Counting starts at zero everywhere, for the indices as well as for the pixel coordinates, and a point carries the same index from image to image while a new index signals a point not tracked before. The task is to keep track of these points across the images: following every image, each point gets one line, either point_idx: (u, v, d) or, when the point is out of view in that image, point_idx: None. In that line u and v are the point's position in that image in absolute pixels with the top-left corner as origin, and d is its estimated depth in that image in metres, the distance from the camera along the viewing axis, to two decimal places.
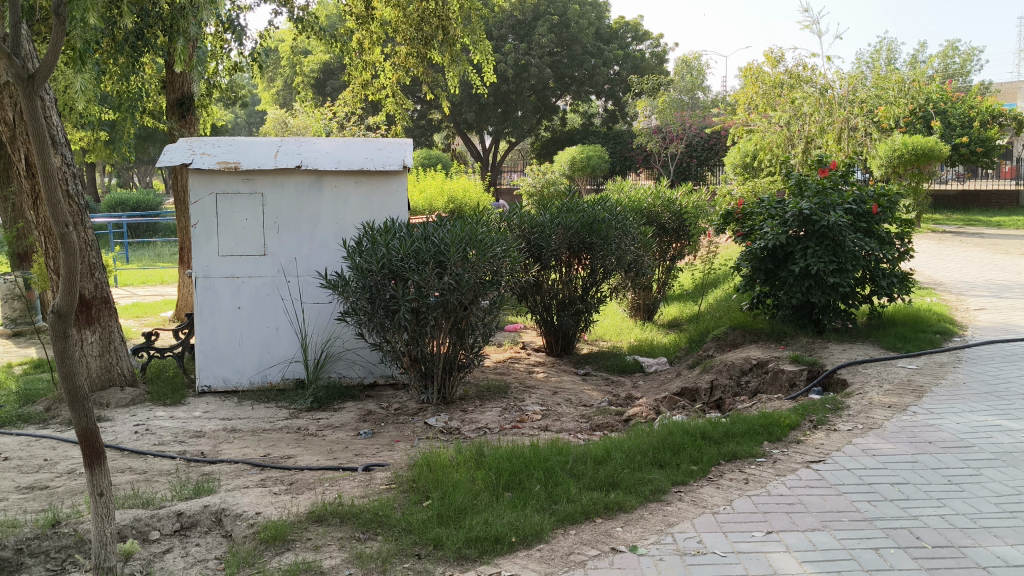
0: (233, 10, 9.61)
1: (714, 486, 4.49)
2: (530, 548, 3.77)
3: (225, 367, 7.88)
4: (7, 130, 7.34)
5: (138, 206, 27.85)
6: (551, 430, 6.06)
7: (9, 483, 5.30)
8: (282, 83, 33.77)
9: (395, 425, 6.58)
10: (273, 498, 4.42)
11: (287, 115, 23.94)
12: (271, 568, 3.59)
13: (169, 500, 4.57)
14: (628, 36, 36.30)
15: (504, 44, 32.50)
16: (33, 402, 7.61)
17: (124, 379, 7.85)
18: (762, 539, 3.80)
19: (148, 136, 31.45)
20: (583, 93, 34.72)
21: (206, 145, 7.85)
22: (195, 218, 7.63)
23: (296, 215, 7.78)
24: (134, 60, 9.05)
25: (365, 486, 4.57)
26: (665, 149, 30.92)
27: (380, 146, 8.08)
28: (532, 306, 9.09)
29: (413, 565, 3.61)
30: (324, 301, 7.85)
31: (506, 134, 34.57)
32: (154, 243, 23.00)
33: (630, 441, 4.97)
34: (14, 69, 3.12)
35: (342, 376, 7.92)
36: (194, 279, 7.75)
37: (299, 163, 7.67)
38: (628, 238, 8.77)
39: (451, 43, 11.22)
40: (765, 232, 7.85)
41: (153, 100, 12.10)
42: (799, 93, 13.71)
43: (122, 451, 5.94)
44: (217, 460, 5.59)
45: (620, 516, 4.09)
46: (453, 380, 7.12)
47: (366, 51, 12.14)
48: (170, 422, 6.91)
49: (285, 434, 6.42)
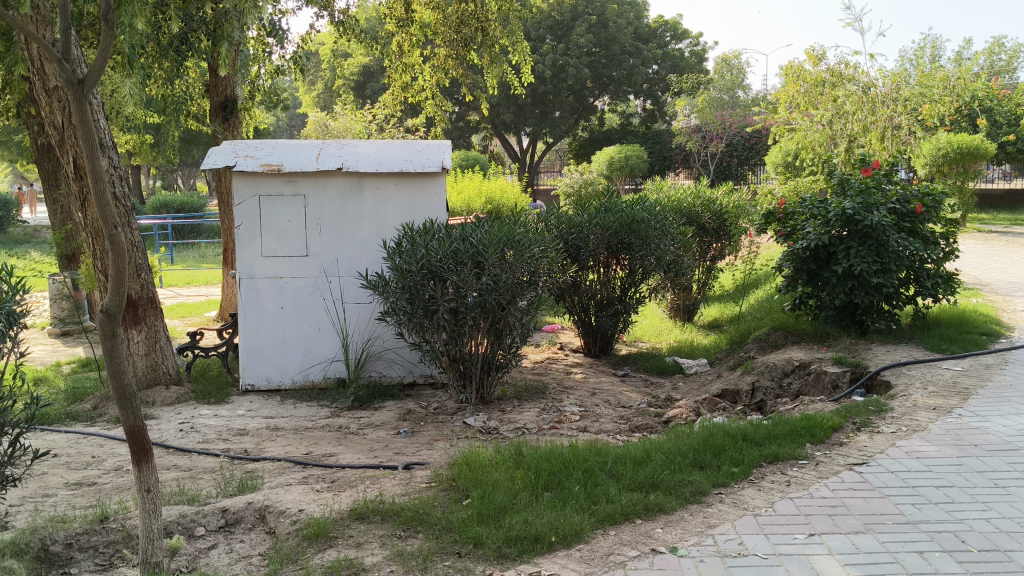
0: (274, 14, 9.70)
1: (755, 488, 4.46)
2: (569, 548, 3.76)
3: (268, 366, 7.97)
4: (56, 134, 7.50)
5: (182, 208, 28.33)
6: (589, 431, 6.06)
7: (58, 479, 5.41)
8: (322, 86, 34.13)
9: (434, 425, 6.61)
10: (315, 495, 4.47)
11: (327, 118, 24.20)
12: (314, 565, 3.63)
13: (214, 497, 4.64)
14: (667, 35, 36.12)
15: (542, 45, 32.53)
16: (81, 400, 7.77)
17: (169, 378, 7.98)
18: (804, 541, 3.76)
19: (192, 140, 32.00)
20: (621, 93, 34.58)
21: (249, 148, 7.95)
22: (239, 220, 7.74)
23: (337, 216, 7.86)
24: (178, 64, 9.16)
25: (405, 485, 4.60)
26: (704, 148, 30.78)
27: (419, 148, 8.12)
28: (569, 307, 9.08)
29: (453, 564, 3.63)
30: (365, 301, 7.91)
31: (544, 134, 34.60)
32: (198, 244, 23.39)
33: (671, 442, 4.95)
34: (64, 73, 3.18)
35: (382, 375, 7.98)
36: (238, 279, 7.85)
37: (340, 165, 7.74)
38: (667, 238, 8.71)
39: (490, 44, 11.29)
40: (807, 232, 7.76)
41: (197, 103, 12.30)
42: (841, 92, 13.55)
43: (168, 449, 6.04)
44: (260, 458, 5.66)
45: (659, 518, 4.08)
46: (491, 380, 7.12)
47: (405, 53, 12.24)
48: (214, 420, 7.02)
49: (326, 432, 6.48)
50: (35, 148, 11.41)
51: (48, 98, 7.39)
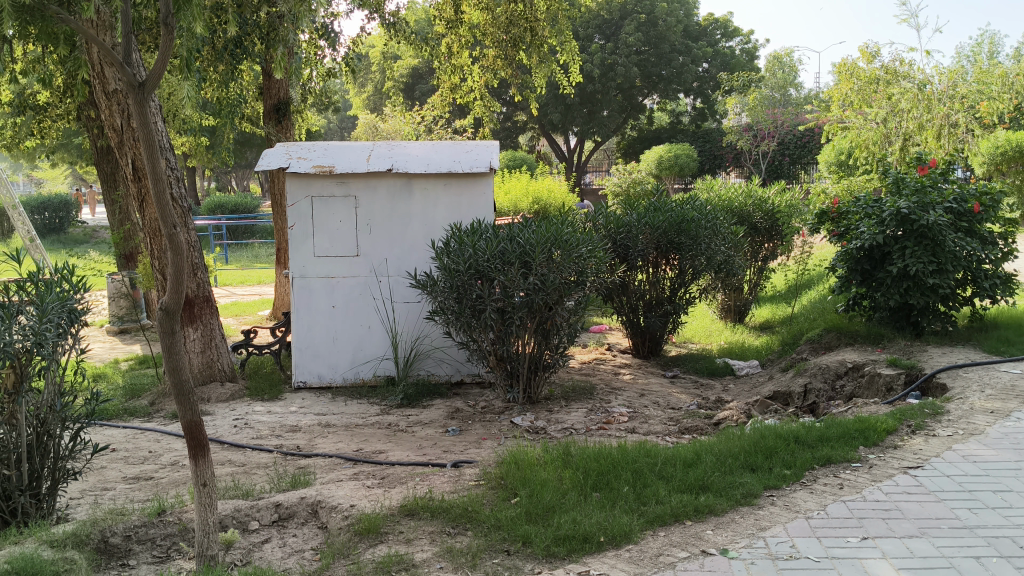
0: (326, 17, 9.80)
1: (807, 490, 4.40)
2: (618, 548, 3.75)
3: (320, 364, 8.08)
4: (115, 136, 7.67)
5: (236, 208, 28.84)
6: (637, 432, 6.03)
7: (117, 473, 5.54)
8: (372, 88, 34.50)
9: (482, 424, 6.61)
10: (366, 491, 4.52)
11: (378, 119, 24.43)
12: (365, 560, 3.67)
13: (267, 492, 4.71)
14: (717, 33, 35.85)
15: (590, 44, 32.48)
16: (138, 395, 7.96)
17: (224, 374, 8.14)
18: (857, 545, 3.70)
19: (246, 142, 32.56)
20: (670, 92, 34.27)
21: (302, 150, 8.08)
22: (292, 220, 7.86)
23: (387, 217, 7.93)
24: (232, 67, 9.30)
25: (454, 482, 4.63)
26: (755, 146, 30.57)
27: (468, 149, 8.16)
28: (618, 307, 9.05)
29: (502, 562, 3.64)
30: (413, 300, 7.97)
31: (592, 134, 34.51)
32: (251, 244, 23.81)
33: (721, 444, 4.90)
34: (127, 77, 3.27)
35: (430, 374, 8.04)
36: (291, 279, 7.97)
37: (389, 166, 7.80)
38: (718, 237, 8.63)
39: (539, 44, 11.29)
40: (861, 232, 7.64)
41: (251, 106, 12.51)
42: (896, 89, 13.31)
43: (222, 445, 6.15)
44: (312, 455, 5.74)
45: (710, 520, 4.05)
46: (538, 380, 7.11)
47: (454, 55, 12.29)
48: (267, 416, 7.13)
49: (376, 430, 6.54)
50: (94, 151, 11.68)
51: (108, 101, 7.55)
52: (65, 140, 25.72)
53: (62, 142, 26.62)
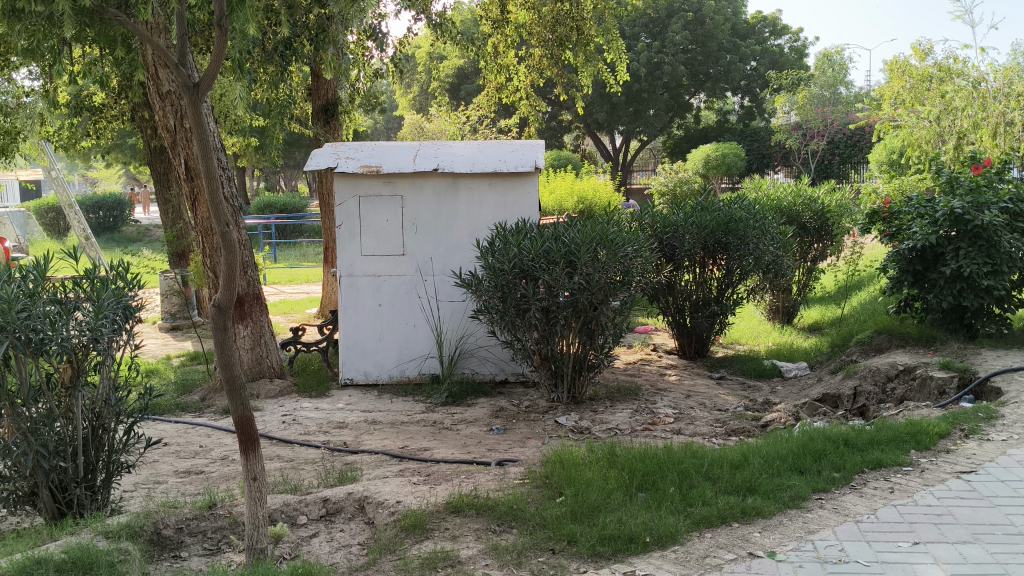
0: (374, 18, 9.87)
1: (857, 494, 4.34)
2: (665, 549, 3.74)
3: (366, 361, 8.16)
4: (168, 137, 7.82)
5: (284, 208, 29.21)
6: (684, 434, 5.99)
7: (169, 467, 5.66)
8: (418, 89, 34.66)
9: (526, 424, 6.61)
10: (412, 488, 4.56)
11: (423, 120, 24.60)
12: (411, 555, 3.70)
13: (315, 487, 4.78)
14: (765, 31, 35.51)
15: (637, 44, 32.33)
16: (190, 391, 8.11)
17: (273, 371, 8.26)
18: (908, 550, 3.65)
19: (295, 142, 32.98)
20: (718, 91, 33.63)
21: (350, 150, 8.18)
22: (340, 220, 7.95)
23: (433, 216, 7.98)
24: (282, 68, 9.41)
25: (499, 481, 4.65)
26: (804, 146, 30.24)
27: (513, 149, 8.17)
28: (664, 307, 9.03)
29: (548, 560, 3.65)
30: (458, 299, 8.01)
31: (637, 133, 34.37)
32: (300, 244, 24.14)
33: (769, 446, 4.85)
34: (182, 78, 3.35)
35: (474, 373, 8.07)
36: (339, 277, 8.05)
37: (435, 166, 7.85)
38: (766, 237, 8.53)
39: (585, 43, 11.27)
40: (913, 232, 7.50)
41: (300, 107, 12.66)
42: (949, 87, 13.09)
43: (271, 441, 6.25)
44: (359, 451, 5.80)
45: (758, 522, 4.01)
46: (583, 379, 7.10)
47: (500, 54, 12.27)
48: (315, 413, 7.23)
49: (421, 428, 6.59)
50: (148, 151, 11.91)
51: (161, 103, 7.74)
52: (119, 141, 26.28)
53: (116, 142, 27.22)
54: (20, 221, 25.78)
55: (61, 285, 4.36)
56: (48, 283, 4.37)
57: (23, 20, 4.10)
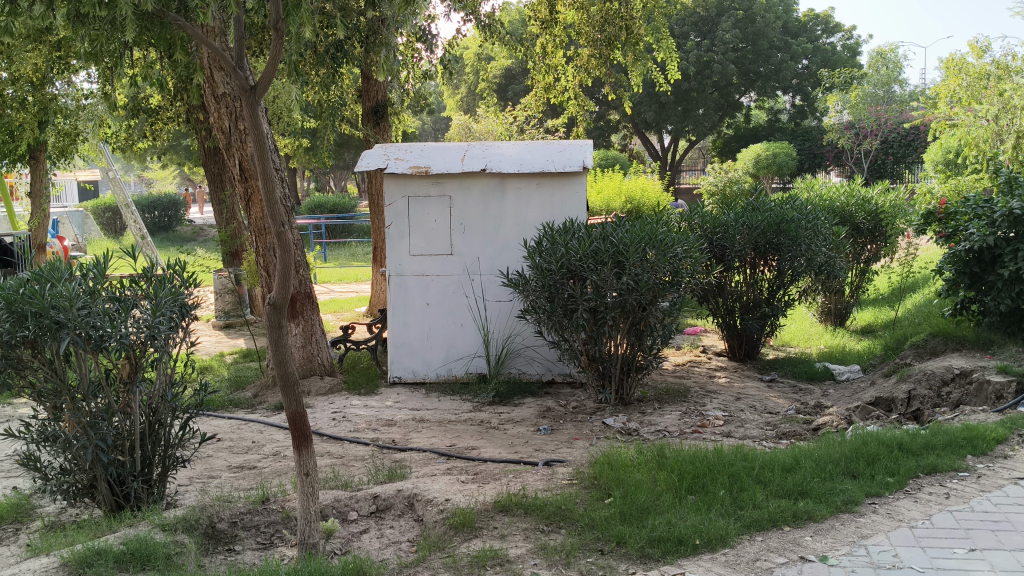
0: (424, 20, 9.94)
1: (912, 499, 4.27)
2: (714, 552, 3.71)
3: (414, 360, 8.22)
4: (223, 138, 7.95)
5: (334, 208, 29.51)
6: (733, 436, 5.94)
7: (222, 462, 5.76)
8: (466, 90, 34.79)
9: (573, 424, 6.61)
10: (460, 486, 4.59)
11: (471, 121, 24.73)
12: (460, 553, 3.73)
13: (366, 483, 4.84)
14: (817, 29, 35.06)
15: (686, 42, 32.08)
16: (242, 387, 8.26)
17: (324, 369, 8.36)
18: (964, 557, 3.58)
19: (344, 143, 33.29)
20: (767, 90, 33.25)
21: (399, 151, 8.26)
22: (389, 220, 8.03)
23: (481, 216, 8.01)
24: (333, 70, 9.51)
25: (547, 481, 4.66)
26: (857, 145, 29.77)
27: (561, 148, 8.17)
28: (713, 308, 8.96)
29: (596, 561, 3.65)
30: (505, 300, 8.03)
31: (686, 133, 34.13)
32: (349, 244, 24.41)
33: (821, 450, 4.79)
34: (239, 80, 3.47)
35: (521, 373, 8.08)
36: (388, 277, 8.13)
37: (484, 166, 7.89)
38: (819, 238, 8.43)
39: (634, 43, 11.22)
40: (970, 233, 7.38)
41: (350, 108, 12.80)
42: (1008, 85, 12.83)
43: (322, 437, 6.34)
44: (407, 449, 5.86)
45: (809, 526, 3.96)
46: (631, 381, 7.06)
47: (548, 55, 12.27)
48: (364, 410, 7.31)
49: (469, 426, 6.63)
50: (202, 151, 12.13)
51: (216, 105, 7.84)
52: (174, 142, 26.78)
53: (171, 143, 27.78)
54: (78, 221, 26.35)
55: (119, 283, 4.44)
56: (107, 281, 4.46)
57: (86, 24, 4.20)
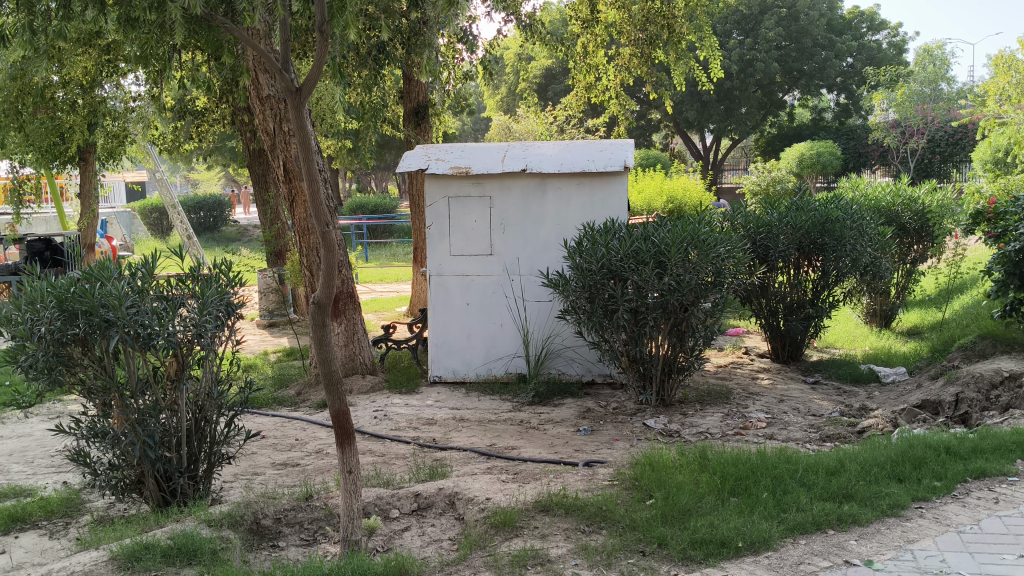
0: (465, 21, 9.98)
1: (959, 504, 4.19)
2: (757, 554, 3.68)
3: (455, 359, 8.26)
4: (268, 139, 8.05)
5: (376, 209, 29.72)
6: (776, 439, 5.89)
7: (266, 459, 5.84)
8: (506, 90, 34.87)
9: (614, 425, 6.62)
10: (501, 485, 4.61)
11: (512, 121, 24.77)
12: (501, 552, 3.75)
13: (407, 482, 4.88)
14: (863, 26, 34.53)
15: (728, 41, 31.81)
16: (286, 385, 8.36)
17: (365, 368, 8.44)
18: (1014, 563, 3.51)
19: (385, 143, 33.54)
20: (812, 88, 32.85)
21: (440, 151, 8.31)
22: (430, 220, 8.07)
23: (521, 216, 8.02)
24: (375, 71, 9.59)
25: (588, 481, 4.66)
26: (903, 144, 29.30)
27: (602, 148, 8.15)
28: (757, 309, 8.88)
29: (638, 562, 3.65)
30: (545, 300, 8.04)
31: (728, 132, 33.86)
32: (390, 244, 24.59)
33: (866, 453, 4.72)
34: (285, 82, 3.53)
35: (561, 373, 8.08)
36: (428, 277, 8.18)
37: (524, 166, 7.90)
38: (864, 238, 8.32)
39: (676, 41, 11.15)
40: (1020, 233, 7.24)
41: (392, 109, 12.89)
42: None
43: (363, 435, 6.40)
44: (448, 448, 5.89)
45: (854, 530, 3.91)
46: (672, 382, 7.01)
47: (589, 54, 12.26)
48: (405, 409, 7.36)
49: (509, 426, 6.65)
50: (247, 153, 12.29)
51: (261, 106, 7.94)
52: (219, 144, 27.19)
53: (217, 145, 28.23)
54: (126, 221, 26.88)
55: (167, 282, 4.52)
56: (155, 281, 4.53)
57: (137, 28, 4.28)
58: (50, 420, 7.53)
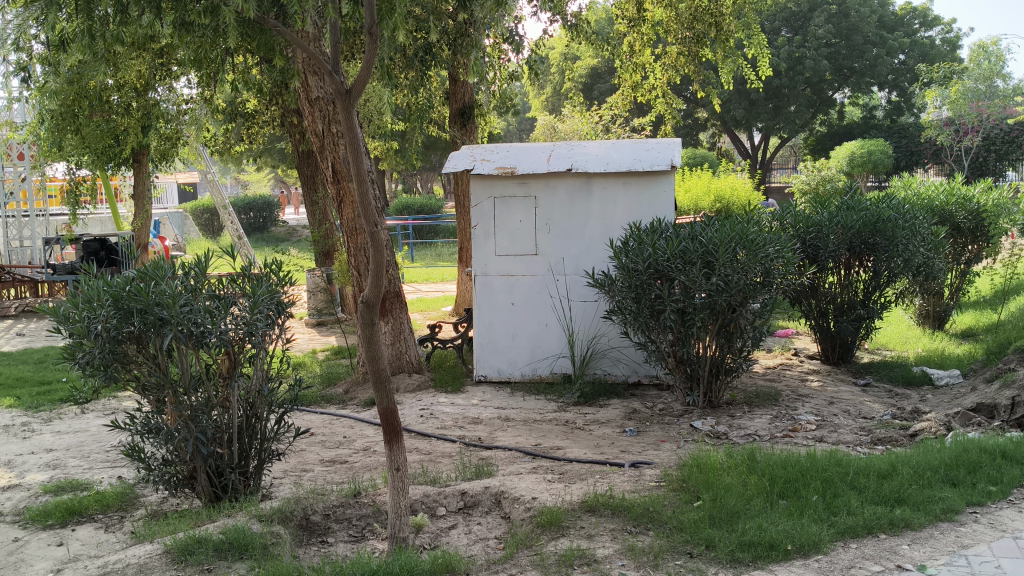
0: (511, 22, 10.00)
1: (1016, 509, 4.11)
2: (807, 558, 3.63)
3: (500, 359, 8.28)
4: (318, 141, 8.14)
5: (423, 209, 29.95)
6: (826, 441, 5.81)
7: (315, 456, 5.92)
8: (552, 90, 34.90)
9: (660, 426, 6.59)
10: (547, 485, 4.61)
11: (557, 121, 24.76)
12: (548, 551, 3.76)
13: (454, 480, 4.92)
14: (915, 22, 33.86)
15: (777, 38, 31.40)
16: (334, 383, 8.46)
17: (412, 366, 8.51)
18: None
19: (432, 144, 33.77)
20: (862, 85, 32.31)
21: (486, 152, 8.35)
22: (476, 220, 8.11)
23: (567, 216, 8.02)
24: (422, 73, 9.65)
25: (634, 482, 4.64)
26: (957, 142, 28.74)
27: (648, 147, 8.12)
28: (806, 310, 8.79)
29: (685, 564, 3.63)
30: (591, 299, 8.02)
31: (777, 130, 33.45)
32: (436, 244, 24.76)
33: (919, 456, 4.64)
34: (335, 84, 3.60)
35: (607, 373, 8.05)
36: (474, 277, 8.22)
37: (570, 166, 7.89)
38: (917, 238, 8.18)
39: (724, 39, 11.05)
40: None
41: (438, 111, 12.98)
42: None
43: (410, 434, 6.45)
44: (494, 447, 5.91)
45: (906, 534, 3.85)
46: (720, 384, 6.94)
47: (636, 53, 12.21)
48: (451, 407, 7.40)
49: (554, 426, 6.64)
50: (296, 155, 12.45)
51: (311, 108, 8.03)
52: (269, 145, 27.59)
53: (267, 146, 28.66)
54: (179, 221, 27.42)
55: (219, 282, 4.60)
56: (208, 280, 4.60)
57: (191, 32, 4.37)
58: (105, 416, 7.70)
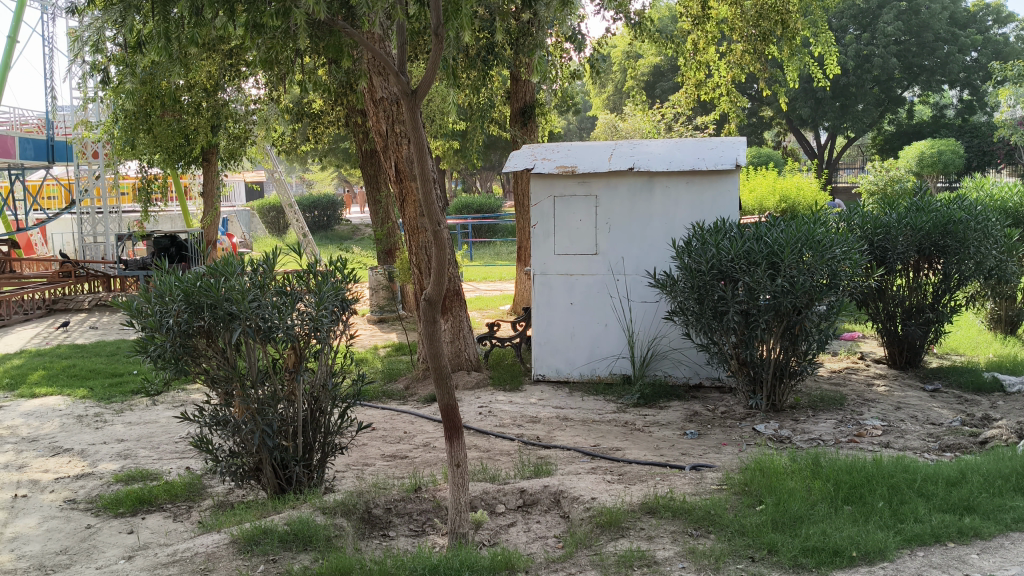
0: (574, 21, 9.95)
1: None
2: (872, 565, 3.57)
3: (558, 358, 8.31)
4: (381, 141, 8.26)
5: (482, 208, 30.11)
6: (892, 447, 5.70)
7: (376, 451, 6.00)
8: (614, 89, 34.78)
9: (722, 429, 6.53)
10: (606, 485, 4.61)
11: (618, 120, 24.64)
12: (607, 551, 3.76)
13: (514, 477, 4.94)
14: (988, 19, 32.89)
15: (844, 35, 30.75)
16: (395, 379, 8.57)
17: (470, 364, 8.57)
18: None
19: (492, 143, 33.94)
20: (933, 84, 31.54)
21: (547, 151, 8.37)
22: (536, 220, 8.14)
23: (628, 215, 7.97)
24: (485, 73, 9.66)
25: (694, 485, 4.61)
26: None
27: (711, 147, 8.01)
28: (873, 313, 8.64)
29: (747, 568, 3.60)
30: (651, 300, 7.96)
31: (843, 129, 32.82)
32: (496, 244, 24.93)
33: (989, 464, 4.52)
34: (400, 84, 3.65)
35: (667, 375, 7.99)
36: (534, 276, 8.26)
37: (631, 165, 7.85)
38: (989, 241, 7.99)
39: (791, 37, 10.86)
40: None
41: (499, 110, 13.03)
42: None
43: (470, 431, 6.50)
44: (553, 446, 5.92)
45: (975, 544, 3.76)
46: (783, 388, 6.84)
47: (700, 51, 12.07)
48: (509, 406, 7.42)
49: (613, 427, 6.63)
50: (360, 154, 12.62)
51: (375, 108, 8.15)
52: (333, 145, 28.02)
53: (331, 146, 29.12)
54: (246, 219, 28.00)
55: (286, 279, 4.68)
56: (275, 276, 4.69)
57: (263, 33, 4.45)
58: (174, 408, 7.91)
